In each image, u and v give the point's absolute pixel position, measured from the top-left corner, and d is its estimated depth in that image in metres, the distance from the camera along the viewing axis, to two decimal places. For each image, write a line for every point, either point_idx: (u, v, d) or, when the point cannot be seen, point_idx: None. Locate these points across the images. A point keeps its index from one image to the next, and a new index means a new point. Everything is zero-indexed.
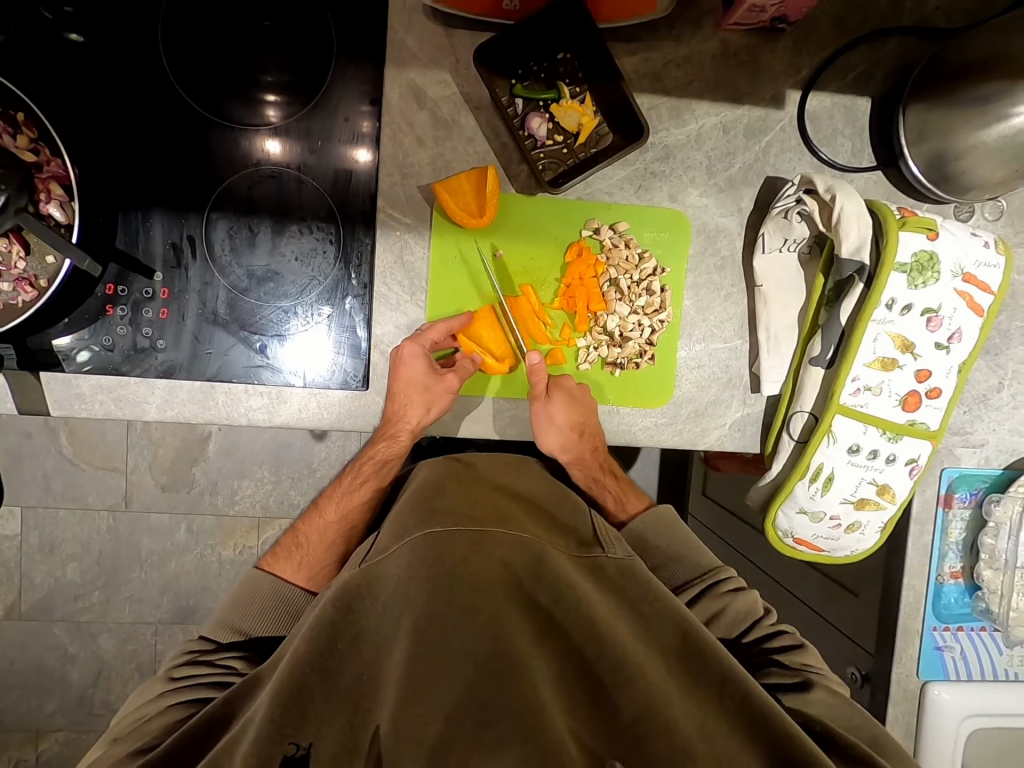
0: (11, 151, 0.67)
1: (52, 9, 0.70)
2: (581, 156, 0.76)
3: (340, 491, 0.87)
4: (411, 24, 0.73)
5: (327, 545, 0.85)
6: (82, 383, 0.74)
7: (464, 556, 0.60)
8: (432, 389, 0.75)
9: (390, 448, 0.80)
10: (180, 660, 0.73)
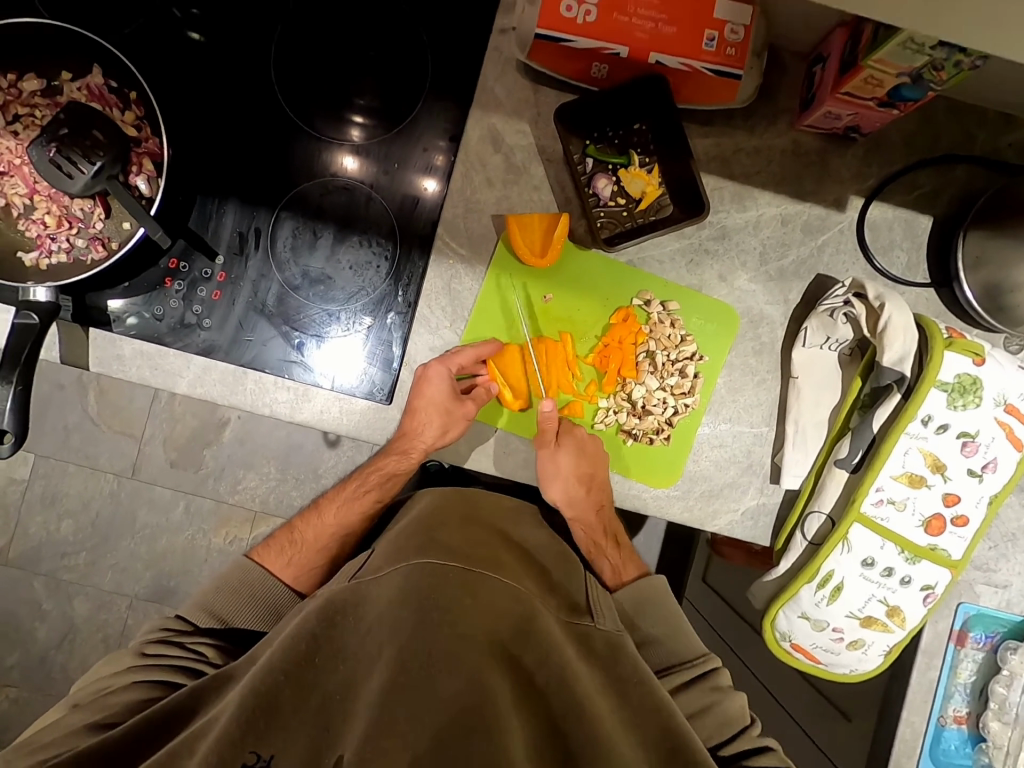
0: (116, 124, 0.74)
1: (182, 9, 0.77)
2: (640, 221, 0.77)
3: (343, 494, 0.86)
4: (502, 76, 0.78)
5: (320, 545, 0.84)
6: (124, 347, 0.76)
7: (456, 590, 0.60)
8: (451, 410, 0.75)
9: (402, 461, 0.81)
10: (154, 635, 0.73)
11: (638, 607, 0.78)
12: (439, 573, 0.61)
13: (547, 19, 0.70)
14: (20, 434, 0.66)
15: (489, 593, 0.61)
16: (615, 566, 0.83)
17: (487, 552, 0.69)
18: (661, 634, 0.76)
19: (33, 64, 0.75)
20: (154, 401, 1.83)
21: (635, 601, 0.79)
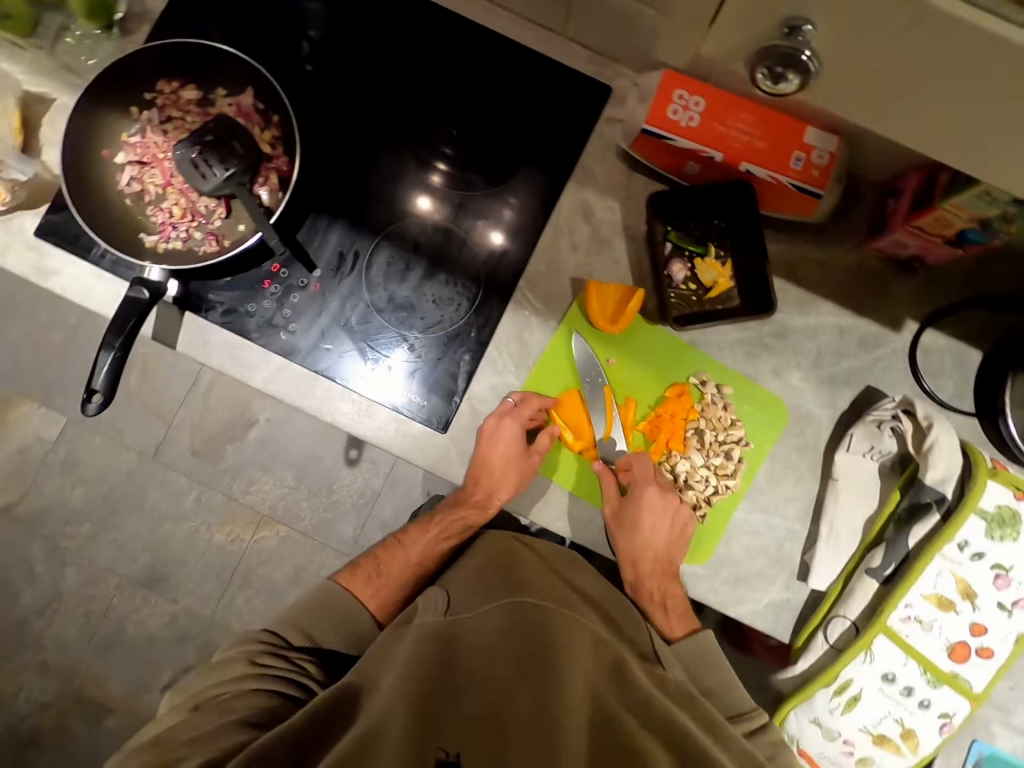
0: (255, 140, 0.82)
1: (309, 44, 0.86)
2: (707, 308, 0.82)
3: (429, 534, 0.86)
4: (603, 159, 0.86)
5: (403, 581, 0.83)
6: (212, 334, 0.82)
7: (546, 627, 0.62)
8: (523, 462, 0.79)
9: (480, 511, 0.83)
10: (259, 645, 0.72)
11: (691, 663, 0.74)
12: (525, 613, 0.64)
13: (657, 117, 0.78)
14: (109, 394, 0.72)
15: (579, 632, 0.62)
16: (671, 613, 0.77)
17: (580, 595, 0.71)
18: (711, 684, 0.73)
19: (192, 75, 0.83)
20: (191, 388, 1.87)
21: (687, 656, 0.74)
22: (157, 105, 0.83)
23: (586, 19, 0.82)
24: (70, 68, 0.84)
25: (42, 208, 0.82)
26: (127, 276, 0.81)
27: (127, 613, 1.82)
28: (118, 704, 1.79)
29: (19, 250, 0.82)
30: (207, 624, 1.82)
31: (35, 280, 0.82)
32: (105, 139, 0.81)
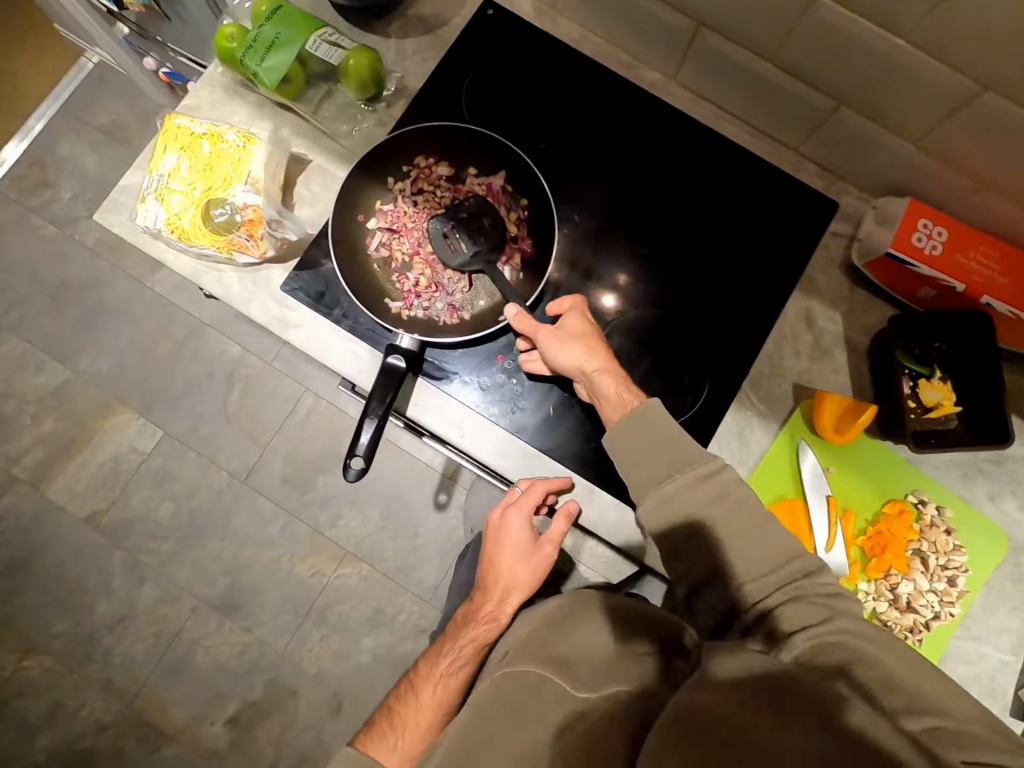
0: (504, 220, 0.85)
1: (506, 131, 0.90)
2: (927, 427, 0.83)
3: (456, 641, 0.83)
4: (826, 271, 0.89)
5: (427, 725, 0.77)
6: (444, 402, 0.83)
7: (602, 674, 0.62)
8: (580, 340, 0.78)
9: (493, 617, 0.81)
10: None
11: (624, 456, 0.72)
12: (602, 664, 0.64)
13: (902, 242, 0.80)
14: (369, 461, 0.73)
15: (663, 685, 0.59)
16: (617, 396, 0.75)
17: (640, 620, 0.68)
18: (826, 610, 0.60)
19: (448, 155, 0.87)
20: (290, 415, 1.87)
21: (621, 444, 0.72)
22: (412, 177, 0.86)
23: (830, 140, 0.86)
24: (327, 133, 0.88)
25: (292, 263, 0.84)
26: (368, 338, 0.83)
27: (198, 638, 1.78)
28: (178, 733, 1.74)
29: (263, 301, 0.84)
30: (277, 656, 1.79)
31: (276, 331, 0.84)
32: (365, 206, 0.86)
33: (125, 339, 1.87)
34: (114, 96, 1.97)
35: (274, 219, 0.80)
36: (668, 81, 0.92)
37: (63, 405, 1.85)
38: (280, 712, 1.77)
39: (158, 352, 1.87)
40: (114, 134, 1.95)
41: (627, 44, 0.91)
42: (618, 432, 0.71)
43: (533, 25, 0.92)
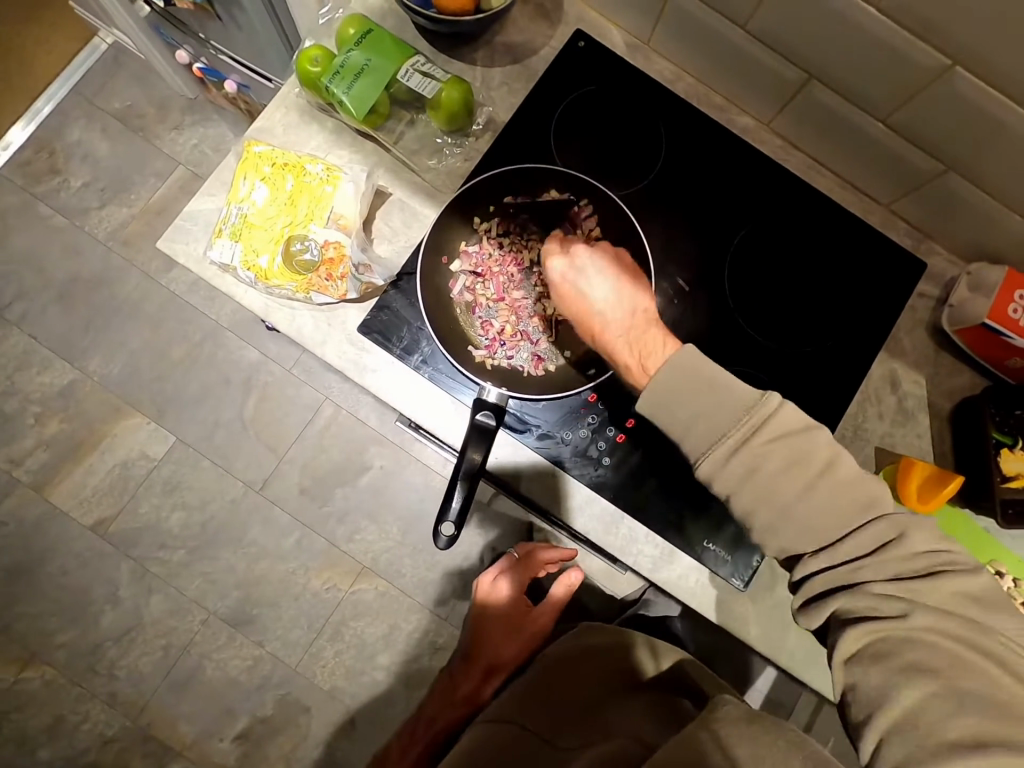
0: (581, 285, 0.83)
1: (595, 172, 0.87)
2: (1009, 498, 0.80)
3: (435, 721, 0.83)
4: (912, 332, 0.88)
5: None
6: (526, 457, 0.81)
7: (580, 706, 0.67)
8: (614, 277, 0.71)
9: (478, 684, 0.80)
10: None
11: (662, 414, 0.62)
12: (574, 703, 0.67)
13: (998, 312, 0.79)
14: (459, 529, 0.75)
15: (617, 702, 0.66)
16: (640, 349, 0.68)
17: (607, 656, 0.74)
18: (909, 598, 0.56)
19: (536, 191, 0.83)
20: (309, 424, 1.67)
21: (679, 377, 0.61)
22: (499, 217, 0.83)
23: (926, 201, 0.84)
24: (410, 165, 0.83)
25: (370, 304, 0.80)
26: (449, 385, 0.80)
27: (209, 651, 1.63)
28: (185, 749, 1.60)
29: (339, 342, 0.79)
30: (289, 674, 1.62)
31: (352, 374, 0.80)
32: (450, 246, 0.82)
33: (135, 337, 1.69)
34: (130, 82, 1.74)
35: (361, 264, 0.78)
36: (761, 126, 0.90)
37: (71, 409, 1.67)
38: (293, 729, 1.61)
39: (171, 355, 1.69)
40: (128, 121, 1.73)
41: (723, 88, 0.88)
42: (634, 404, 0.63)
43: (625, 62, 0.88)
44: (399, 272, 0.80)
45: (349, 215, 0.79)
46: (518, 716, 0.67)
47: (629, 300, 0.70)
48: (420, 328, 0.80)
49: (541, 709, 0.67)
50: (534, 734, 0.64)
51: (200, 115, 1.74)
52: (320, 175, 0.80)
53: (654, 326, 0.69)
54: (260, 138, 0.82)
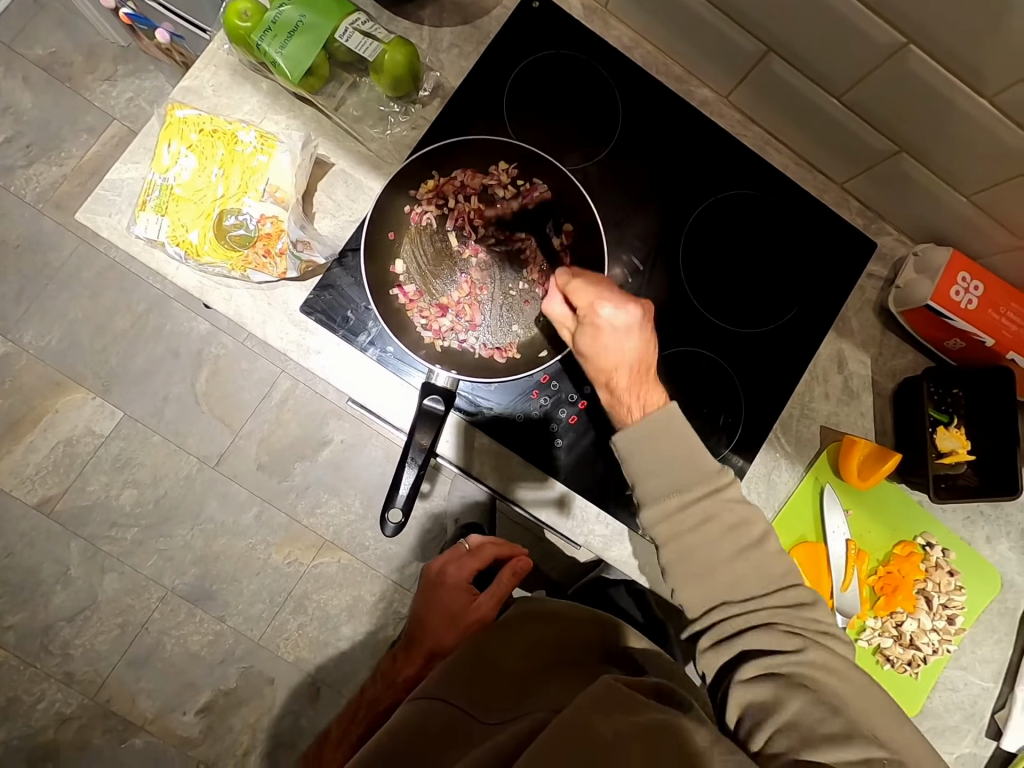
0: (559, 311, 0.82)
1: (551, 144, 0.84)
2: (941, 472, 0.84)
3: (377, 704, 0.80)
4: (859, 312, 0.89)
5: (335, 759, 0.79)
6: (477, 440, 0.80)
7: (516, 681, 0.65)
8: (634, 315, 0.69)
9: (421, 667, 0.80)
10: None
11: (635, 451, 0.68)
12: (512, 678, 0.65)
13: (942, 294, 0.81)
14: (406, 516, 0.74)
15: (549, 677, 0.65)
16: (638, 397, 0.69)
17: (551, 628, 0.72)
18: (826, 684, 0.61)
19: (489, 172, 0.81)
20: (265, 399, 1.60)
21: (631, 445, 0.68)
22: (447, 192, 0.80)
23: (878, 181, 0.84)
24: (352, 133, 0.79)
25: (312, 283, 0.76)
26: (397, 368, 0.78)
27: (168, 628, 1.60)
28: (147, 724, 1.59)
29: (280, 322, 0.75)
30: (252, 646, 1.61)
31: (295, 356, 0.76)
32: (396, 222, 0.79)
33: (73, 308, 1.58)
34: (55, 28, 1.59)
35: (299, 240, 0.73)
36: (720, 99, 0.88)
37: (6, 381, 1.58)
38: (257, 701, 1.61)
39: (114, 327, 1.58)
40: (53, 69, 1.59)
41: (682, 58, 0.85)
42: (627, 434, 0.68)
43: (582, 26, 0.84)
44: (343, 248, 0.77)
45: (286, 187, 0.74)
46: (447, 693, 0.63)
47: (641, 342, 0.70)
48: (365, 309, 0.77)
49: (470, 687, 0.63)
50: (463, 710, 0.61)
51: (134, 66, 1.61)
52: (253, 144, 0.74)
53: (651, 370, 0.71)
54: (187, 98, 0.76)
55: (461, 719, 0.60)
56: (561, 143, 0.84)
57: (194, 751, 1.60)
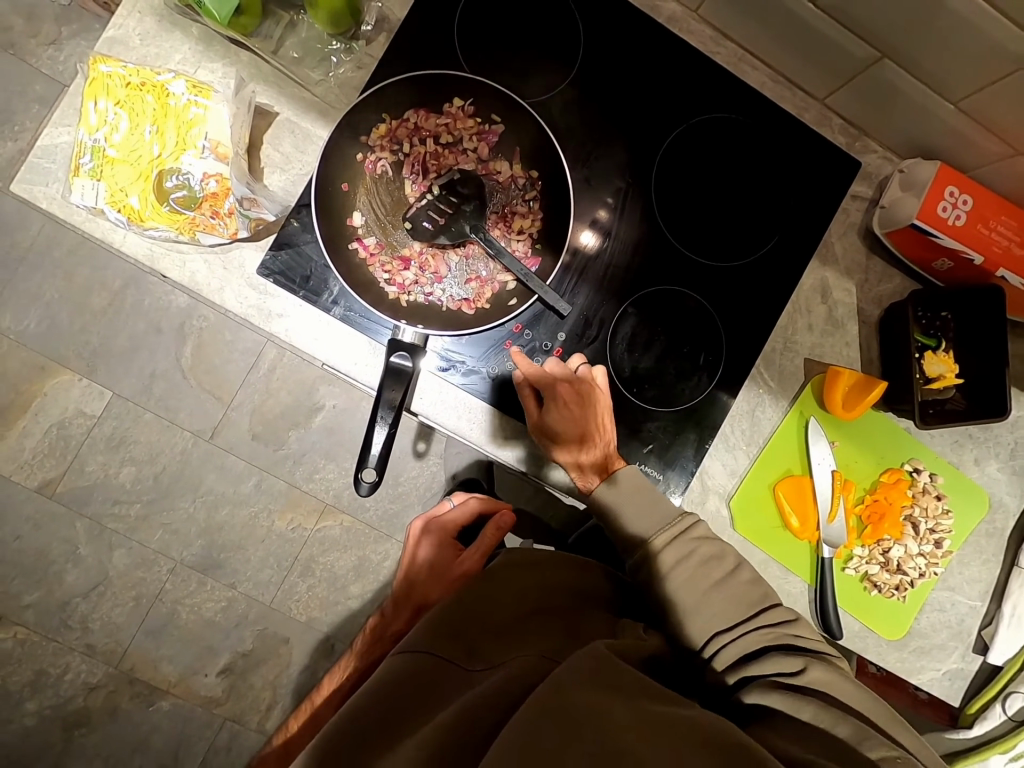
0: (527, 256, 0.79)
1: (509, 75, 0.78)
2: (928, 399, 0.83)
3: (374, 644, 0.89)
4: (844, 237, 0.85)
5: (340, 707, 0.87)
6: (451, 396, 0.77)
7: (496, 630, 0.64)
8: (588, 390, 0.75)
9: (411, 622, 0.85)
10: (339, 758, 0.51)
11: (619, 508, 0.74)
12: (491, 626, 0.64)
13: (928, 211, 0.77)
14: (380, 476, 0.73)
15: (531, 623, 0.65)
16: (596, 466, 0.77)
17: (526, 573, 0.72)
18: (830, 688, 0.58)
19: (443, 112, 0.76)
20: (253, 368, 1.58)
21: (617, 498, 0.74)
22: (401, 137, 0.76)
23: (860, 94, 0.79)
24: (294, 78, 0.73)
25: (267, 244, 0.73)
26: (363, 326, 0.75)
27: (181, 597, 1.64)
28: (172, 687, 1.65)
29: (238, 287, 0.72)
30: (265, 610, 1.65)
31: (258, 322, 0.73)
32: (349, 172, 0.75)
33: (47, 289, 1.54)
34: None
35: (246, 197, 0.70)
36: (689, 14, 0.82)
37: None
38: (274, 659, 1.67)
39: (91, 306, 1.55)
40: None
41: None
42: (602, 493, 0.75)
43: None
44: (295, 204, 0.73)
45: (226, 141, 0.71)
46: (434, 646, 0.62)
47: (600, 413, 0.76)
48: (325, 268, 0.74)
49: (458, 638, 0.63)
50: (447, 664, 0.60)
51: (78, 26, 1.51)
52: (185, 97, 0.71)
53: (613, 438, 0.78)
54: (112, 50, 0.70)
55: (450, 671, 0.60)
56: (520, 73, 0.79)
57: (219, 709, 1.67)
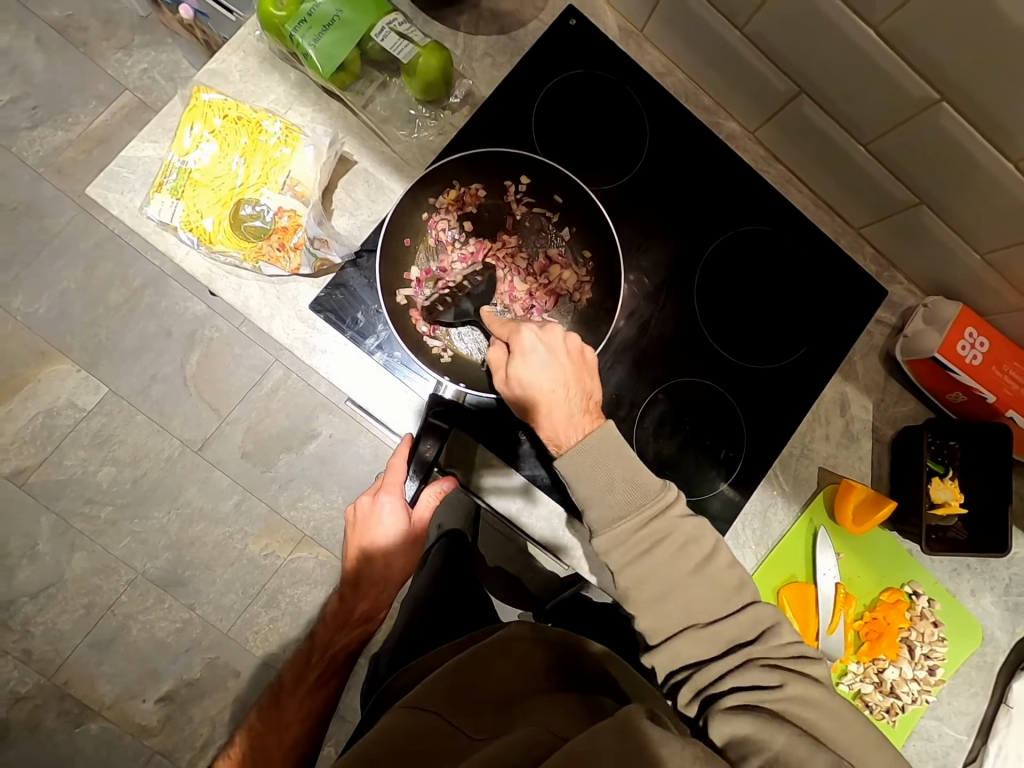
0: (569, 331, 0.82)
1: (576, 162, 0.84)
2: (934, 522, 0.84)
3: (329, 647, 0.88)
4: (866, 356, 0.90)
5: (308, 693, 0.87)
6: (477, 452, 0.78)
7: (500, 703, 0.62)
8: (542, 345, 0.71)
9: (372, 610, 0.85)
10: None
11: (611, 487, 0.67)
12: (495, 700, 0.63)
13: (948, 347, 0.81)
14: None
15: (537, 700, 0.63)
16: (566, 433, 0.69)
17: (535, 654, 0.69)
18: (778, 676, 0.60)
19: (510, 186, 0.81)
20: (256, 386, 1.51)
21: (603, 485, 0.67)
22: (466, 204, 0.80)
23: (894, 229, 0.85)
24: (378, 134, 0.77)
25: (325, 280, 0.74)
26: (398, 371, 0.76)
27: (134, 613, 1.55)
28: (104, 709, 1.54)
29: (288, 317, 0.74)
30: (221, 638, 1.57)
31: (300, 353, 0.74)
32: (413, 228, 0.78)
33: (66, 277, 1.49)
34: None
35: (316, 237, 0.73)
36: (745, 133, 0.88)
37: None
38: (220, 693, 1.57)
39: (106, 300, 1.49)
40: (67, 33, 1.48)
41: (713, 88, 0.85)
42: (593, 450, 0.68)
43: (616, 46, 0.84)
44: (359, 248, 0.76)
45: (307, 182, 0.74)
46: (438, 707, 0.60)
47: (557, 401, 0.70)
48: (376, 312, 0.76)
49: (462, 704, 0.61)
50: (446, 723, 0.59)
51: (153, 38, 1.51)
52: (277, 135, 0.74)
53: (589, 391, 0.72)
54: (212, 81, 0.74)
55: (448, 732, 0.58)
56: (585, 162, 0.84)
57: (151, 741, 1.55)
